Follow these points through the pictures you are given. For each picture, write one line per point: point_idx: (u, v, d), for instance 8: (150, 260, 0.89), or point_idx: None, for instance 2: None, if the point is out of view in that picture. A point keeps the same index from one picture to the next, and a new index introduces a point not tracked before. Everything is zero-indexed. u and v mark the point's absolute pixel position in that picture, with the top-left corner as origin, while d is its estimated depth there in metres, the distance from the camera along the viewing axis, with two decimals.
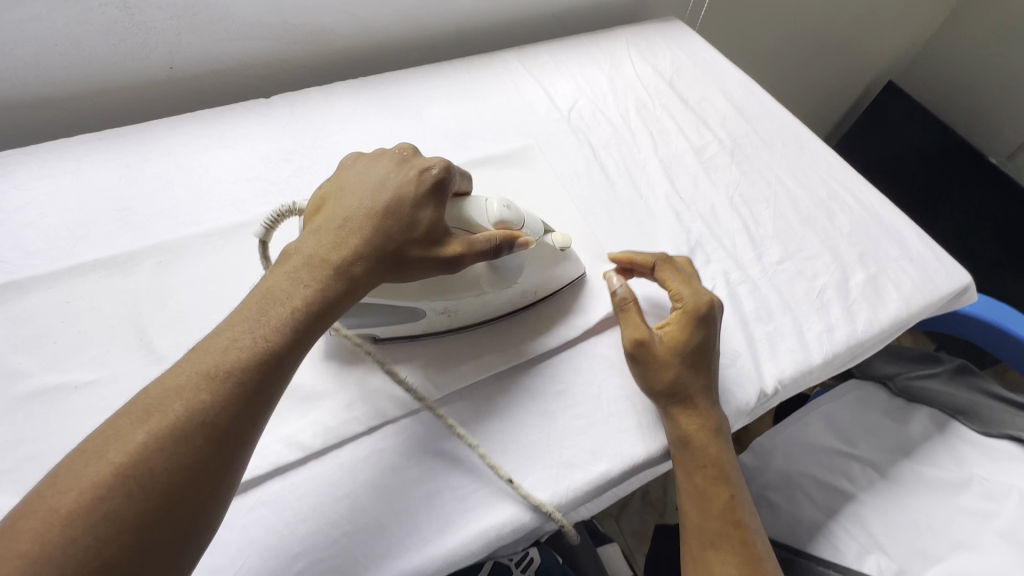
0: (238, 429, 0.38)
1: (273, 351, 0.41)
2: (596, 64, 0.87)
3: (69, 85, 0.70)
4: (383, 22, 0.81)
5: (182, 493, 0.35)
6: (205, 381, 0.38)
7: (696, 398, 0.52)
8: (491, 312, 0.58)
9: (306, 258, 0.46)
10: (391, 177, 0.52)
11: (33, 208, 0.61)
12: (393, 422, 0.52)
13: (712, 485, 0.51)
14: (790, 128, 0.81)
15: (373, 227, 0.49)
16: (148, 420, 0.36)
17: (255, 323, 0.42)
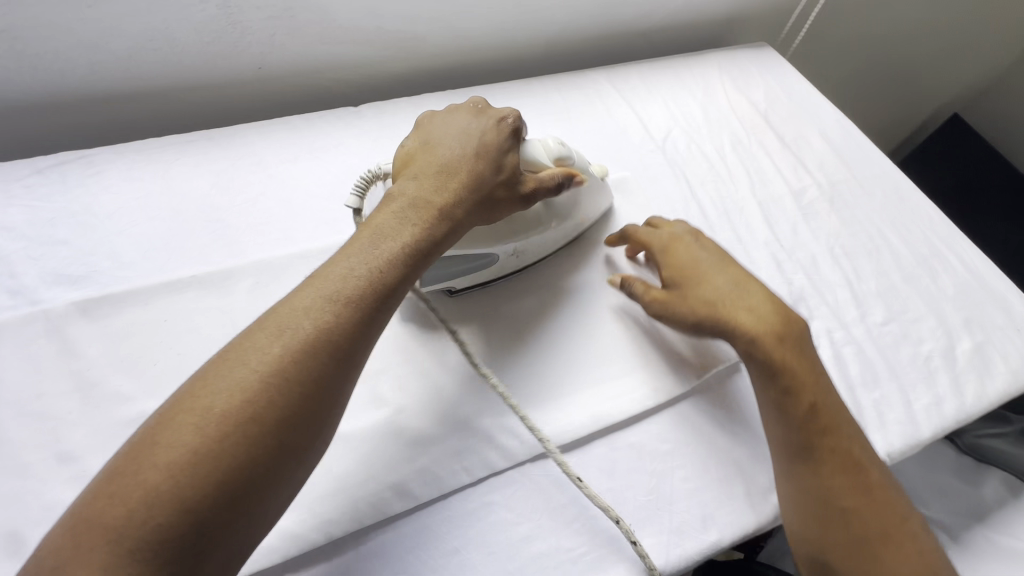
0: (358, 350, 0.40)
1: (391, 277, 0.42)
2: (688, 90, 0.84)
3: (157, 81, 0.67)
4: (476, 33, 0.78)
5: (309, 407, 0.36)
6: (331, 302, 0.39)
7: (725, 307, 0.56)
8: (549, 247, 0.62)
9: (407, 197, 0.47)
10: (473, 128, 0.53)
11: (125, 215, 0.59)
12: (500, 473, 0.50)
13: (840, 482, 0.49)
14: (889, 176, 0.78)
15: (465, 173, 0.50)
16: (280, 335, 0.37)
17: (370, 252, 0.43)
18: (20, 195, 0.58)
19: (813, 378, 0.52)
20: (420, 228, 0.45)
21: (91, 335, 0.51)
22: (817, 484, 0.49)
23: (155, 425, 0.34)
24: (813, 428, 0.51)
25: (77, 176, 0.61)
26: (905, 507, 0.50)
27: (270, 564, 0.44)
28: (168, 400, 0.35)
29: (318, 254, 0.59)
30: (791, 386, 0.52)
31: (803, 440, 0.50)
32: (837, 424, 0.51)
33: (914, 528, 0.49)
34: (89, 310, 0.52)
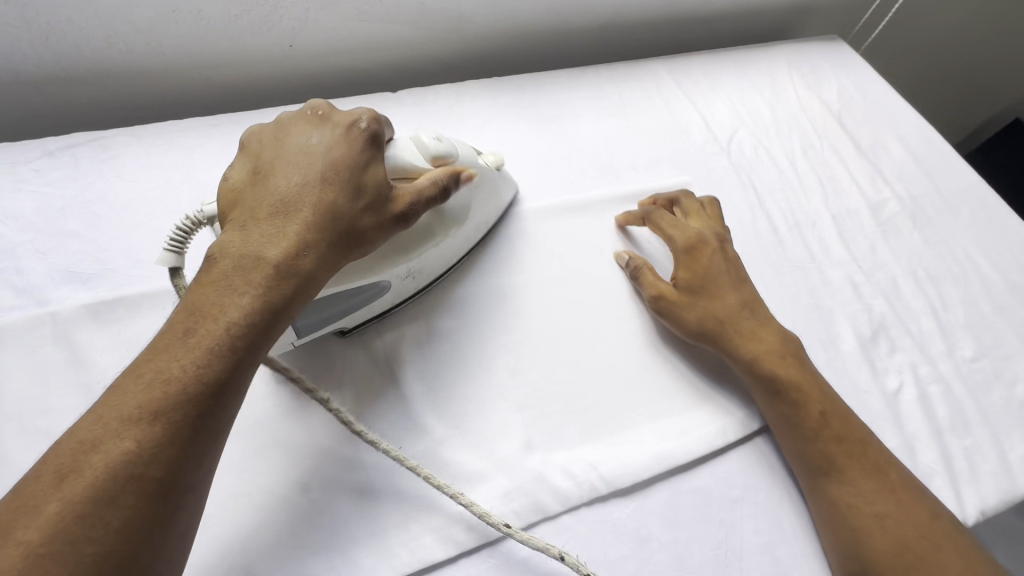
0: (184, 467, 0.32)
1: (216, 366, 0.34)
2: (754, 87, 0.76)
3: (179, 57, 0.61)
4: (525, 14, 0.71)
5: (125, 556, 0.29)
6: (136, 420, 0.31)
7: (734, 319, 0.52)
8: (448, 262, 0.53)
9: (230, 258, 0.37)
10: (317, 145, 0.43)
11: (143, 206, 0.54)
12: (552, 518, 0.44)
13: (881, 500, 0.44)
14: (976, 191, 0.71)
15: (308, 207, 0.40)
16: (64, 481, 0.29)
17: (186, 342, 0.34)
18: (29, 180, 0.53)
19: (819, 398, 0.49)
20: (251, 293, 0.36)
21: (103, 342, 0.46)
22: (869, 537, 0.43)
23: None
24: (830, 457, 0.46)
25: (91, 161, 0.55)
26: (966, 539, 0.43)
27: None
28: None
29: None
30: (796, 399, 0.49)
31: (819, 467, 0.46)
32: (858, 443, 0.47)
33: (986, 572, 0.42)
34: (102, 314, 0.47)
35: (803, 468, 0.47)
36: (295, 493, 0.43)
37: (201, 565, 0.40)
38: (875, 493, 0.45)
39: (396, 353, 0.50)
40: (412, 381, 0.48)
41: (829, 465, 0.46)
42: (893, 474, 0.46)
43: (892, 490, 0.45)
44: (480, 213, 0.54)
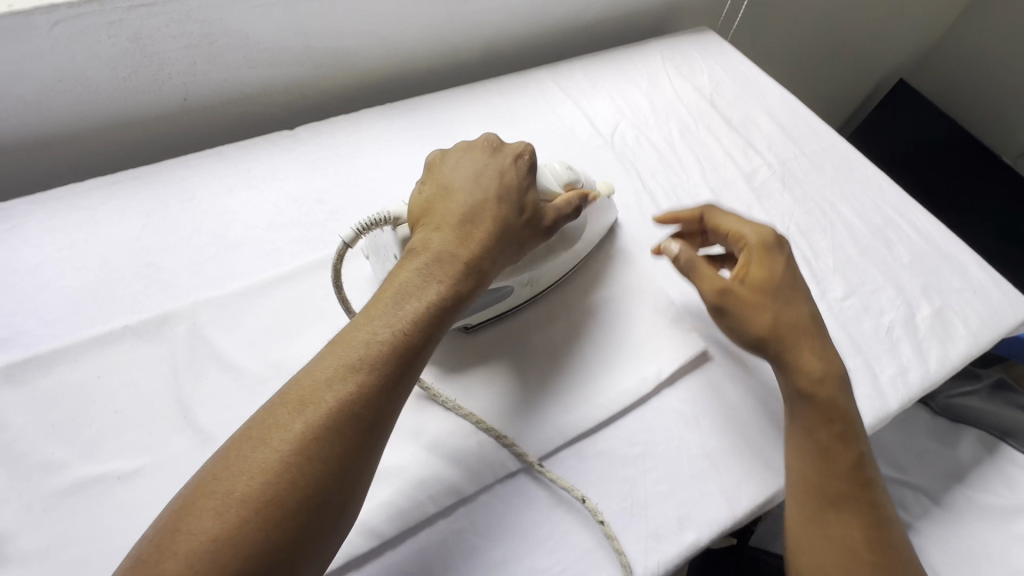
0: (381, 416, 0.40)
1: (409, 340, 0.43)
2: (633, 82, 0.83)
3: (74, 122, 0.64)
4: (410, 44, 0.76)
5: (335, 481, 0.37)
6: (353, 371, 0.40)
7: (802, 326, 0.53)
8: (564, 270, 0.62)
9: (428, 253, 0.48)
10: (494, 169, 0.54)
11: (49, 268, 0.56)
12: (469, 499, 0.48)
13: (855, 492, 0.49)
14: (838, 149, 0.78)
15: (489, 222, 0.51)
16: (302, 409, 0.38)
17: (390, 317, 0.43)
18: None
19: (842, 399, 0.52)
20: (441, 286, 0.46)
21: (18, 402, 0.48)
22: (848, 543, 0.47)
23: (178, 512, 0.35)
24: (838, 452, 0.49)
25: None
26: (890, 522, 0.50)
27: None
28: (194, 485, 0.37)
29: (259, 288, 0.57)
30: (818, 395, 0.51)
31: (824, 447, 0.50)
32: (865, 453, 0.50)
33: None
34: (14, 376, 0.49)
35: (804, 456, 0.50)
36: None
37: None
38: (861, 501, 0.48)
39: None
40: None
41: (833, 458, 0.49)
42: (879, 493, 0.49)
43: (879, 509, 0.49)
44: (593, 235, 0.63)
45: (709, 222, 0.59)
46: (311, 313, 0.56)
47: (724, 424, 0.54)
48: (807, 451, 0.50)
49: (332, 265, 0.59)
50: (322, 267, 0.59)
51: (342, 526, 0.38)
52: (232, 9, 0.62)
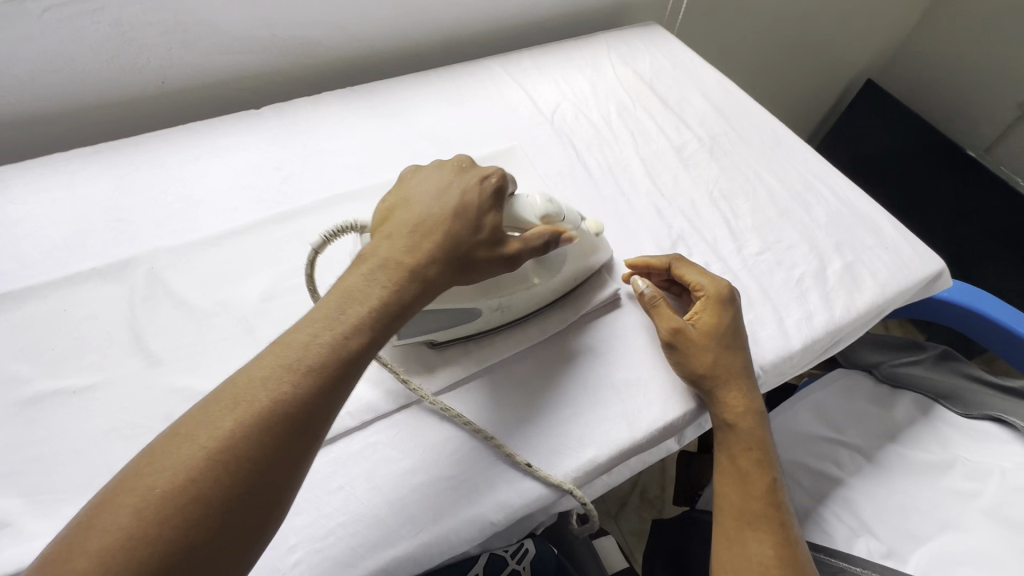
0: (313, 420, 0.39)
1: (350, 343, 0.41)
2: (578, 68, 0.90)
3: (62, 101, 0.72)
4: (369, 34, 0.84)
5: (259, 481, 0.36)
6: (291, 372, 0.39)
7: (732, 372, 0.56)
8: (539, 302, 0.60)
9: (379, 259, 0.46)
10: (458, 185, 0.51)
11: (30, 221, 0.63)
12: (385, 417, 0.53)
13: (754, 465, 0.54)
14: (767, 125, 0.84)
15: (440, 233, 0.48)
16: (234, 407, 0.37)
17: (334, 320, 0.42)
18: None
19: (750, 395, 0.56)
20: (389, 291, 0.44)
21: None
22: (763, 547, 0.50)
23: (95, 505, 0.33)
24: (762, 467, 0.54)
25: None
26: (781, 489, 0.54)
27: None
28: (114, 477, 0.35)
29: (213, 240, 0.63)
30: (733, 385, 0.56)
31: (726, 421, 0.55)
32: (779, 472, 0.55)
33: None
34: None
35: (733, 476, 0.54)
36: (160, 423, 0.51)
37: (77, 488, 0.47)
38: (777, 511, 0.52)
39: (251, 306, 0.58)
40: (266, 327, 0.57)
41: (759, 474, 0.54)
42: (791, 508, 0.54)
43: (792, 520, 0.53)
44: (573, 270, 0.60)
45: (675, 270, 0.61)
46: (259, 260, 0.62)
47: (632, 359, 0.59)
48: (736, 469, 0.54)
49: (282, 222, 0.66)
50: (272, 223, 0.65)
51: (268, 533, 0.36)
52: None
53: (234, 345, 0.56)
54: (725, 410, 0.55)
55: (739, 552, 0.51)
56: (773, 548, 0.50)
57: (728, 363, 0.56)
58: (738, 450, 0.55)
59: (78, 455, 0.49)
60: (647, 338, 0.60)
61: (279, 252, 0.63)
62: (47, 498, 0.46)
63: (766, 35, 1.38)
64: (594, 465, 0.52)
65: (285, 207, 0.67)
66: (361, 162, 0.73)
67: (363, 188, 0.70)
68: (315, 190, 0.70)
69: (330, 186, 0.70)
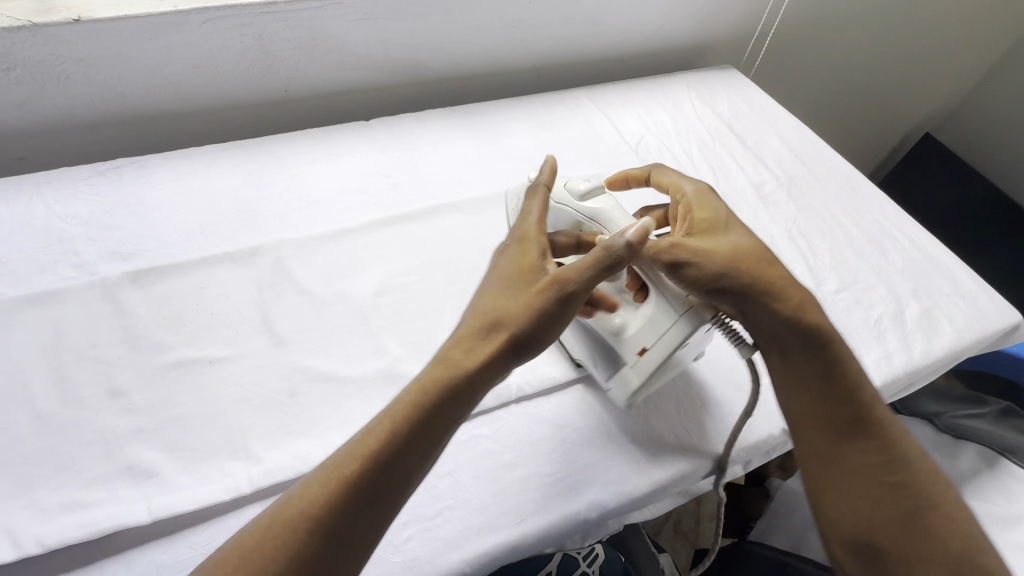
0: (383, 501, 0.39)
1: (420, 430, 0.41)
2: (660, 104, 0.95)
3: (200, 101, 0.79)
4: (470, 60, 0.91)
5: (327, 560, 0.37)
6: (361, 458, 0.39)
7: (759, 261, 0.54)
8: None
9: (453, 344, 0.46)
10: (517, 252, 0.50)
11: (171, 205, 0.70)
12: (487, 412, 0.56)
13: (830, 378, 0.51)
14: (842, 171, 0.87)
15: (510, 308, 0.46)
16: (308, 481, 0.39)
17: (406, 406, 0.42)
18: (83, 191, 0.69)
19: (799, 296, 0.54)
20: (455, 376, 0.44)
21: (140, 298, 0.60)
22: (881, 505, 0.47)
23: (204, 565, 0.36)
24: (856, 414, 0.50)
25: (132, 176, 0.72)
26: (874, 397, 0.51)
27: (284, 480, 0.50)
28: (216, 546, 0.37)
29: (331, 236, 0.68)
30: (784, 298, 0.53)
31: (789, 340, 0.52)
32: (881, 407, 0.51)
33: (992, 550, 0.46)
34: (139, 279, 0.61)
35: (814, 403, 0.51)
36: (285, 397, 0.55)
37: (213, 448, 0.51)
38: (885, 455, 0.49)
39: (366, 299, 0.63)
40: (378, 319, 0.62)
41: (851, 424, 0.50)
42: (910, 447, 0.49)
43: (912, 459, 0.49)
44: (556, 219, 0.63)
45: (653, 176, 0.63)
46: (371, 257, 0.67)
47: (717, 381, 0.61)
48: (821, 429, 0.51)
49: (391, 224, 0.71)
50: (382, 225, 0.71)
51: None
52: (335, 22, 0.77)
53: (351, 332, 0.61)
54: (788, 354, 0.52)
55: (850, 517, 0.48)
56: (872, 458, 0.49)
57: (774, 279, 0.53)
58: (812, 374, 0.52)
59: (213, 418, 0.53)
60: (732, 363, 0.63)
61: (388, 252, 0.68)
62: (188, 454, 0.51)
63: (830, 83, 1.42)
64: (680, 478, 0.55)
65: (394, 212, 0.72)
66: (461, 175, 0.79)
67: (464, 200, 0.75)
68: (421, 198, 0.75)
69: (433, 195, 0.76)
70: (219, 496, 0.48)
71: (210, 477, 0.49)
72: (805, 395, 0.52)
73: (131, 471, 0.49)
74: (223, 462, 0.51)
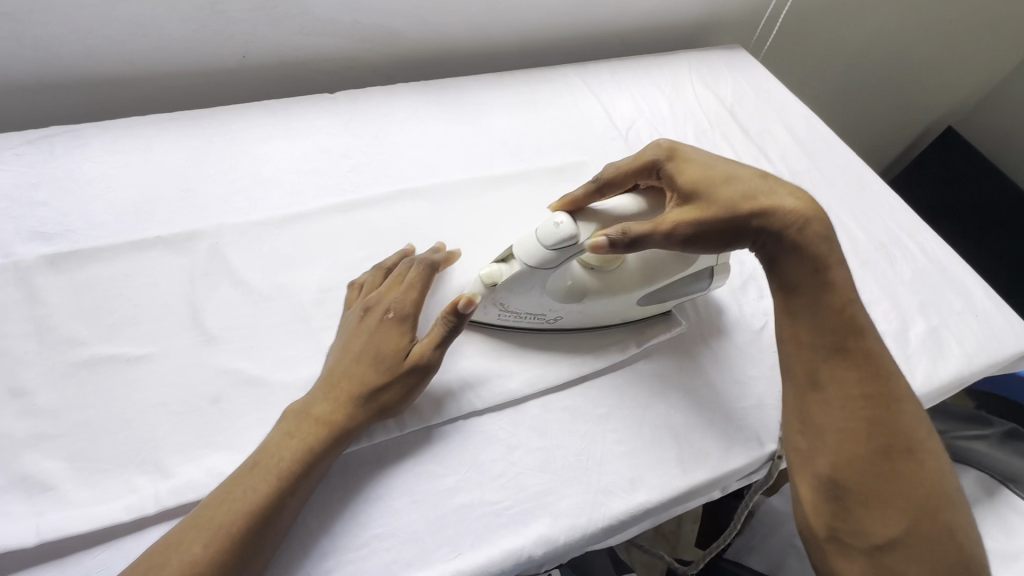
0: (245, 559, 0.40)
1: (272, 495, 0.42)
2: (657, 85, 0.86)
3: (146, 65, 0.72)
4: (449, 29, 0.82)
5: None
6: (214, 529, 0.40)
7: (753, 197, 0.49)
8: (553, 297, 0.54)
9: (300, 412, 0.46)
10: (360, 330, 0.50)
11: (104, 181, 0.63)
12: (430, 428, 0.50)
13: (834, 330, 0.49)
14: (853, 168, 0.80)
15: (354, 379, 0.47)
16: (164, 556, 0.39)
17: (256, 477, 0.42)
18: (7, 161, 0.62)
19: (796, 231, 0.50)
20: (301, 445, 0.44)
21: (57, 285, 0.54)
22: (869, 464, 0.46)
23: None
24: (846, 351, 0.49)
25: (63, 146, 0.65)
26: (876, 351, 0.49)
27: (196, 499, 0.45)
28: None
29: (278, 223, 0.62)
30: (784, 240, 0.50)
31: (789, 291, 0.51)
32: (871, 343, 0.49)
33: (953, 494, 0.47)
34: (58, 263, 0.56)
35: (810, 363, 0.50)
36: (208, 404, 0.50)
37: (121, 460, 0.46)
38: (869, 397, 0.48)
39: (309, 295, 0.57)
40: (321, 317, 0.56)
41: (839, 358, 0.49)
42: (895, 390, 0.49)
43: (898, 404, 0.48)
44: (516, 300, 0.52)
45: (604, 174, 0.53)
46: (320, 247, 0.61)
47: (692, 401, 0.55)
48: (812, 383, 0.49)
49: (347, 210, 0.64)
50: (336, 211, 0.64)
51: None
52: None
53: (289, 331, 0.55)
54: (789, 302, 0.51)
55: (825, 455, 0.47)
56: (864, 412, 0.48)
57: (767, 209, 0.49)
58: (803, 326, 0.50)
59: (124, 425, 0.48)
60: (710, 383, 0.57)
61: (339, 242, 0.62)
62: (92, 466, 0.45)
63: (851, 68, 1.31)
64: (640, 511, 0.49)
65: (351, 197, 0.66)
66: (430, 158, 0.72)
67: (429, 186, 0.68)
68: (383, 182, 0.68)
69: (396, 179, 0.69)
70: (120, 516, 0.43)
71: (113, 493, 0.44)
72: (795, 327, 0.51)
73: (25, 483, 0.44)
74: (129, 475, 0.46)
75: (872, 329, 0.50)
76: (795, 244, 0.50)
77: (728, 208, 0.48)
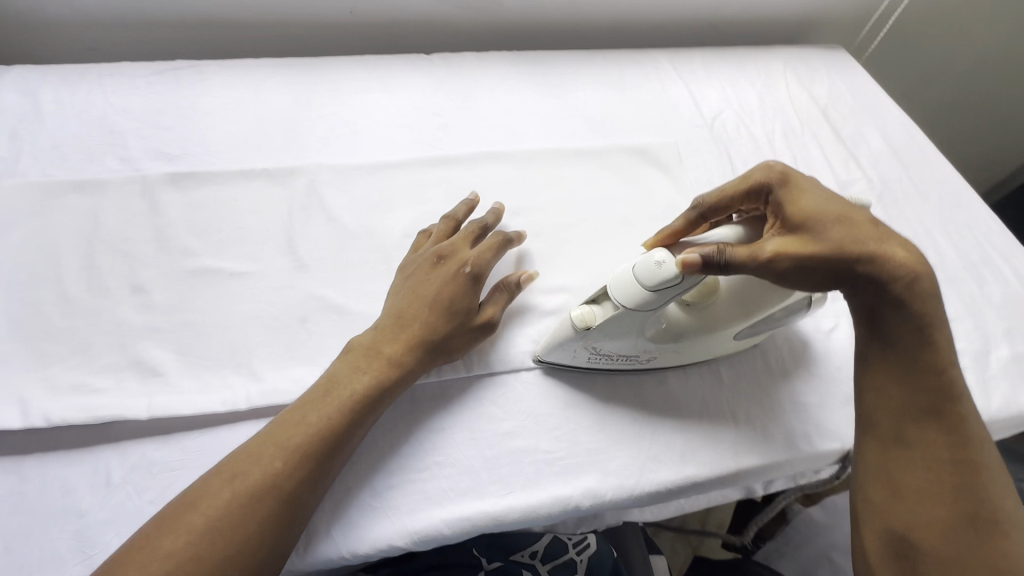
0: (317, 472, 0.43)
1: (342, 421, 0.45)
2: (749, 78, 0.85)
3: (263, 12, 0.77)
4: (545, 3, 0.83)
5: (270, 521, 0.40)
6: (291, 442, 0.43)
7: (866, 244, 0.44)
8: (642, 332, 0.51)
9: (365, 350, 0.49)
10: (430, 278, 0.52)
11: (219, 113, 0.69)
12: (494, 375, 0.53)
13: (931, 396, 0.45)
14: (950, 183, 0.76)
15: (422, 324, 0.50)
16: (247, 460, 0.42)
17: (324, 403, 0.45)
18: (140, 87, 0.69)
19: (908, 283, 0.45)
20: (368, 379, 0.47)
21: (175, 201, 0.60)
22: (947, 522, 0.44)
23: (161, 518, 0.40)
24: (938, 415, 0.45)
25: (186, 78, 0.71)
26: (970, 416, 0.46)
27: (280, 404, 0.50)
28: (168, 506, 0.41)
29: (370, 168, 0.66)
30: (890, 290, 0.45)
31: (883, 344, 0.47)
32: (968, 407, 0.46)
33: None
34: (177, 181, 0.61)
35: (895, 421, 0.47)
36: (296, 322, 0.54)
37: (219, 360, 0.51)
38: (956, 463, 0.44)
39: (393, 238, 0.61)
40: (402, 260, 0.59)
41: (929, 421, 0.46)
42: (988, 461, 0.45)
43: (988, 468, 0.44)
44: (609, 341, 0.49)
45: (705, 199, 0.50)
46: (406, 196, 0.64)
47: (751, 389, 0.56)
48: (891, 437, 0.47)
49: (433, 165, 0.67)
50: (424, 164, 0.67)
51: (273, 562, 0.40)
52: None
53: (372, 269, 0.58)
54: (884, 354, 0.47)
55: (896, 513, 0.45)
56: (948, 474, 0.44)
57: (877, 258, 0.44)
58: (891, 380, 0.47)
59: (223, 330, 0.53)
60: (773, 375, 0.57)
61: (424, 194, 0.65)
62: (194, 361, 0.51)
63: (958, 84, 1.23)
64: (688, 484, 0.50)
65: (438, 153, 0.68)
66: (515, 126, 0.74)
67: (511, 151, 0.70)
68: (469, 144, 0.71)
69: (481, 142, 0.72)
70: (216, 407, 0.48)
71: (211, 386, 0.50)
72: (885, 379, 0.47)
73: (140, 366, 0.50)
74: (225, 374, 0.51)
75: (969, 394, 0.46)
76: (898, 300, 0.45)
77: (833, 249, 0.44)
